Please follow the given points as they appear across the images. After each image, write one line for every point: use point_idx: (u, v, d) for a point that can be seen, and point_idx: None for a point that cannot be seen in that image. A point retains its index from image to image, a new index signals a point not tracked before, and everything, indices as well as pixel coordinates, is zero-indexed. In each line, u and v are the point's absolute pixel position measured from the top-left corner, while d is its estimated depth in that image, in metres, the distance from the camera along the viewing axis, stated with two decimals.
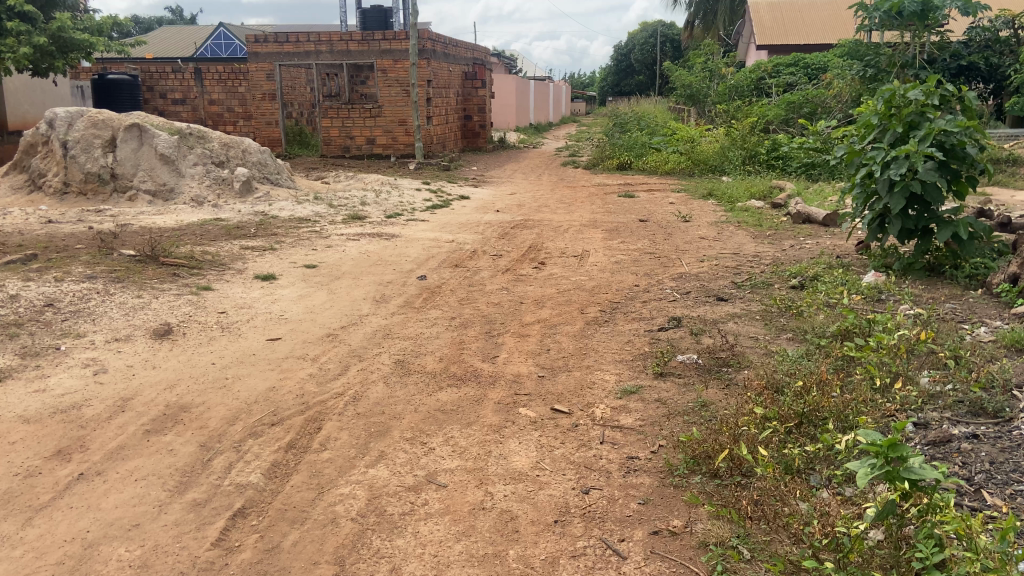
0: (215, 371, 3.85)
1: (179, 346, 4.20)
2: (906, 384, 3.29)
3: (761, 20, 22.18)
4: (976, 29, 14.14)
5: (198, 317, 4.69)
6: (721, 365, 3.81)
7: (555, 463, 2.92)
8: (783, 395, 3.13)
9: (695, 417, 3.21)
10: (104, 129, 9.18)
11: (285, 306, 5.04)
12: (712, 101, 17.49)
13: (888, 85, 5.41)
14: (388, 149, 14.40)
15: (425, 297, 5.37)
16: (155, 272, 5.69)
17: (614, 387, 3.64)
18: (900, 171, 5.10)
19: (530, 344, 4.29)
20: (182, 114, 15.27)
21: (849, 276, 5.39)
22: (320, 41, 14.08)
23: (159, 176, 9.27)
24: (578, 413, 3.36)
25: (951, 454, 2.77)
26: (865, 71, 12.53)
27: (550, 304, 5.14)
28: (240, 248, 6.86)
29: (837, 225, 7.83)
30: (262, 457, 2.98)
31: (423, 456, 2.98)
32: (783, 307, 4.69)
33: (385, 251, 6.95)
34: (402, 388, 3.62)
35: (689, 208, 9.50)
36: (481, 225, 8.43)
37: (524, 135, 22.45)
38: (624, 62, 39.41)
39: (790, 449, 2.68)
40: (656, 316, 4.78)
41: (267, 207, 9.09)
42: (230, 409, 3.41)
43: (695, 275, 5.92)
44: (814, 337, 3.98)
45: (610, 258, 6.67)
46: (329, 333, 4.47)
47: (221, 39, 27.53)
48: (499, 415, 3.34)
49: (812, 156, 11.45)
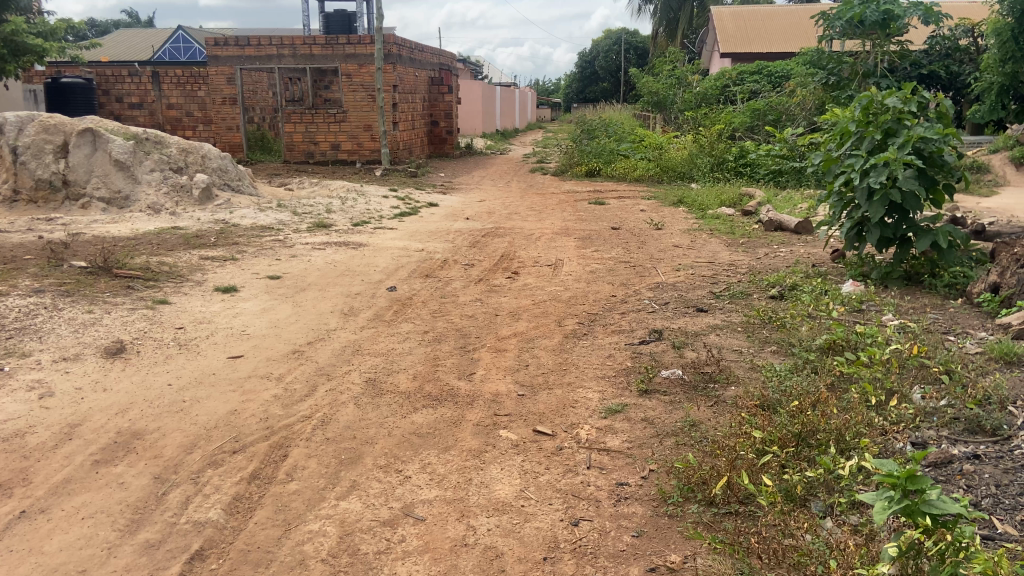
0: (172, 394, 3.59)
1: (133, 366, 3.93)
2: (900, 401, 3.16)
3: (725, 28, 22.34)
4: (936, 37, 14.34)
5: (154, 333, 4.41)
6: (707, 381, 3.66)
7: (540, 491, 2.74)
8: (776, 415, 2.98)
9: (686, 438, 3.05)
10: (56, 134, 8.90)
11: (248, 320, 4.79)
12: (679, 108, 17.52)
13: (865, 92, 5.34)
14: (354, 155, 14.12)
15: (395, 309, 5.15)
16: (108, 284, 5.39)
17: (598, 405, 3.47)
18: (880, 180, 5.01)
19: (507, 360, 4.10)
20: (140, 119, 14.83)
21: (828, 285, 5.30)
22: (283, 45, 13.72)
23: (113, 182, 8.89)
24: (562, 435, 3.18)
25: (954, 476, 2.65)
26: (828, 80, 12.45)
27: (526, 316, 4.96)
28: (200, 259, 6.57)
29: (810, 233, 7.82)
30: (223, 491, 2.74)
31: (399, 486, 2.77)
32: (766, 318, 4.56)
33: (352, 261, 6.71)
34: (375, 410, 3.41)
35: (660, 215, 9.42)
36: (451, 232, 8.24)
37: (490, 141, 22.32)
38: (589, 69, 39.62)
39: (792, 476, 2.53)
40: (636, 328, 4.62)
41: (227, 215, 8.77)
42: (188, 435, 3.17)
43: (672, 285, 5.80)
44: (801, 351, 3.85)
45: (584, 267, 6.52)
46: (295, 349, 4.24)
47: (180, 42, 26.93)
48: (478, 438, 3.15)
49: (779, 164, 11.48)
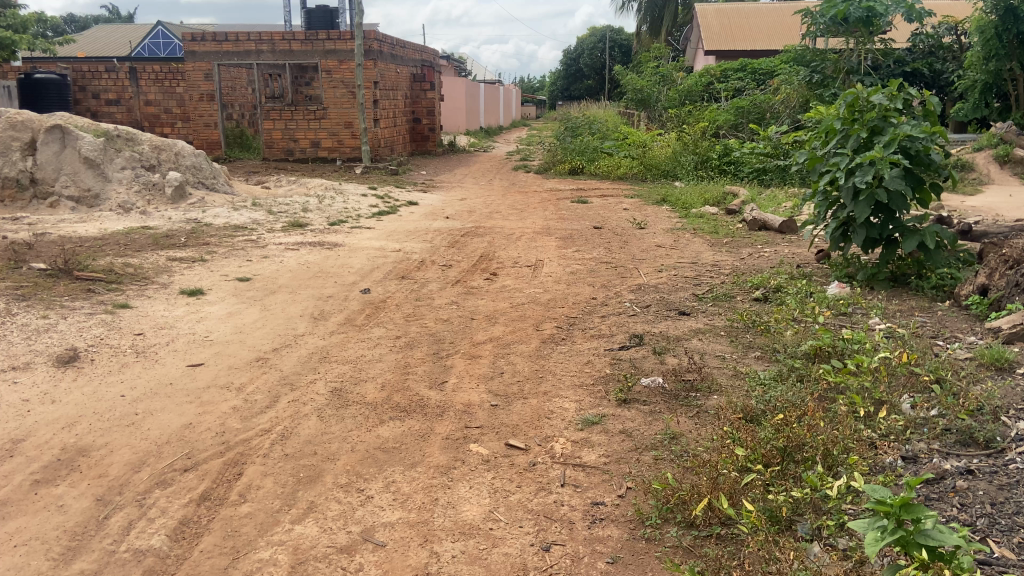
0: (124, 406, 3.39)
1: (85, 376, 3.71)
2: (890, 413, 3.01)
3: (709, 26, 22.24)
4: (920, 35, 14.27)
5: (111, 340, 4.20)
6: (690, 390, 3.51)
7: (510, 512, 2.57)
8: (761, 429, 2.83)
9: (666, 452, 2.90)
10: (24, 131, 8.67)
11: (212, 326, 4.58)
12: (662, 106, 17.40)
13: (851, 89, 5.21)
14: (334, 152, 13.88)
15: (367, 313, 4.97)
16: (68, 288, 5.16)
17: (574, 416, 3.30)
18: (866, 179, 4.88)
19: (481, 367, 3.93)
20: (116, 116, 14.50)
21: (813, 287, 5.17)
22: (261, 40, 13.50)
23: (82, 181, 8.62)
24: (536, 449, 3.01)
25: (947, 494, 2.51)
26: (812, 77, 12.54)
27: (503, 320, 4.78)
28: (167, 260, 6.35)
29: (794, 232, 7.69)
30: (169, 515, 2.55)
31: (359, 507, 2.60)
32: (750, 323, 4.41)
33: (326, 262, 6.51)
34: (339, 423, 3.22)
35: (643, 214, 9.27)
36: (430, 232, 8.06)
37: (473, 138, 22.13)
38: (573, 67, 39.46)
39: (776, 495, 2.38)
40: (616, 333, 4.45)
41: (200, 214, 8.53)
42: (137, 452, 2.98)
43: (654, 286, 5.63)
44: (786, 357, 3.70)
45: (564, 268, 6.36)
46: (259, 357, 4.05)
47: (160, 38, 26.58)
48: (447, 453, 2.97)
49: (763, 161, 11.38)
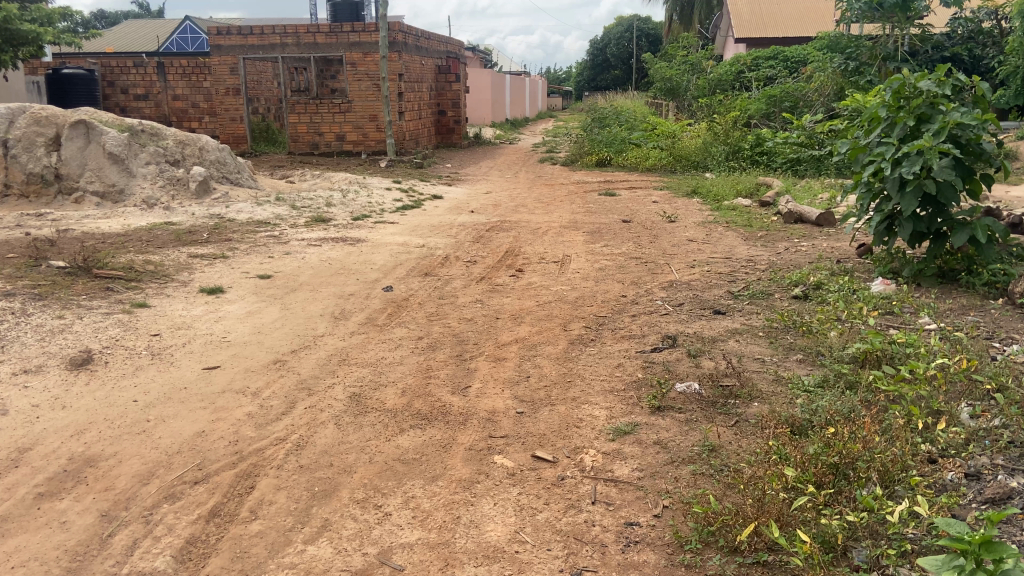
0: (136, 412, 3.27)
1: (98, 379, 3.60)
2: (949, 423, 2.78)
3: (740, 13, 21.73)
4: (959, 20, 13.73)
5: (127, 341, 4.08)
6: (729, 397, 3.30)
7: (537, 533, 2.39)
8: (809, 443, 2.62)
9: (704, 467, 2.70)
10: (48, 127, 8.63)
11: (230, 325, 4.46)
12: (692, 95, 17.07)
13: (897, 74, 4.93)
14: (359, 145, 13.78)
15: (389, 312, 4.81)
16: (86, 286, 5.07)
17: (604, 425, 3.11)
18: (913, 170, 4.60)
19: (507, 371, 3.74)
20: (145, 111, 14.50)
21: (856, 284, 4.91)
22: (286, 33, 13.41)
23: (107, 176, 8.58)
24: (565, 462, 2.82)
25: (1017, 517, 2.27)
26: (847, 64, 12.17)
27: (529, 320, 4.60)
28: (189, 256, 6.25)
29: (831, 225, 7.39)
30: (175, 533, 2.42)
31: (376, 526, 2.43)
32: (790, 323, 4.18)
33: (348, 259, 6.37)
34: (357, 432, 3.06)
35: (673, 207, 9.03)
36: (455, 226, 7.90)
37: (500, 130, 21.95)
38: (600, 57, 39.02)
39: (830, 520, 2.17)
40: (648, 334, 4.24)
41: (224, 209, 8.45)
42: (146, 463, 2.85)
43: (687, 283, 5.41)
44: (832, 362, 3.47)
45: (592, 264, 6.15)
46: (277, 359, 3.91)
47: (187, 33, 26.77)
48: (470, 466, 2.80)
49: (797, 152, 11.07)
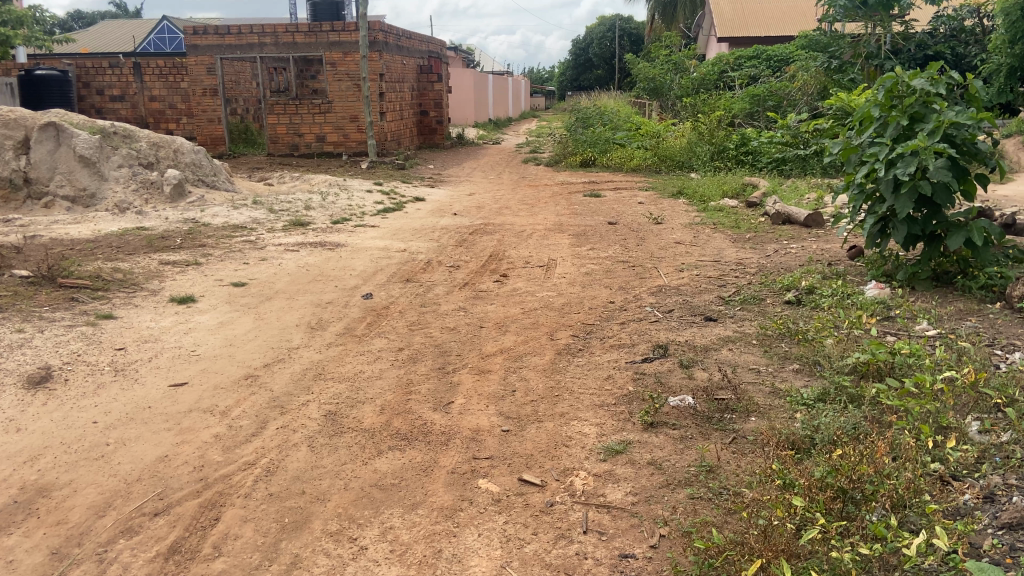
0: (95, 435, 3.06)
1: (56, 399, 3.37)
2: (959, 441, 2.62)
3: (722, 13, 21.69)
4: (941, 18, 13.57)
5: (89, 356, 3.86)
6: (726, 412, 3.14)
7: (524, 567, 2.22)
8: (814, 466, 2.46)
9: (702, 490, 2.53)
10: (17, 129, 8.35)
11: (200, 338, 4.24)
12: (676, 95, 16.95)
13: (889, 72, 4.79)
14: (340, 147, 13.54)
15: (368, 322, 4.62)
16: (50, 297, 4.84)
17: (595, 444, 2.94)
18: (908, 171, 4.46)
19: (491, 385, 3.55)
20: (122, 112, 14.19)
21: (851, 287, 4.77)
22: (264, 33, 13.14)
23: (78, 180, 8.31)
24: (554, 485, 2.65)
25: None
26: (830, 63, 12.11)
27: (514, 329, 4.42)
28: (159, 263, 6.02)
29: (820, 226, 7.24)
30: (131, 573, 2.23)
31: (350, 562, 2.25)
32: (784, 331, 4.03)
33: (327, 265, 6.15)
34: (332, 455, 2.87)
35: (659, 208, 8.88)
36: (437, 230, 7.72)
37: (483, 130, 21.79)
38: (582, 57, 38.94)
39: (841, 554, 2.02)
40: (638, 343, 4.08)
41: (198, 213, 8.21)
42: (103, 492, 2.64)
43: (676, 288, 5.25)
44: (831, 373, 3.32)
45: (579, 268, 5.98)
46: (248, 374, 3.70)
47: (165, 33, 26.42)
48: (452, 492, 2.62)
49: (782, 151, 10.96)
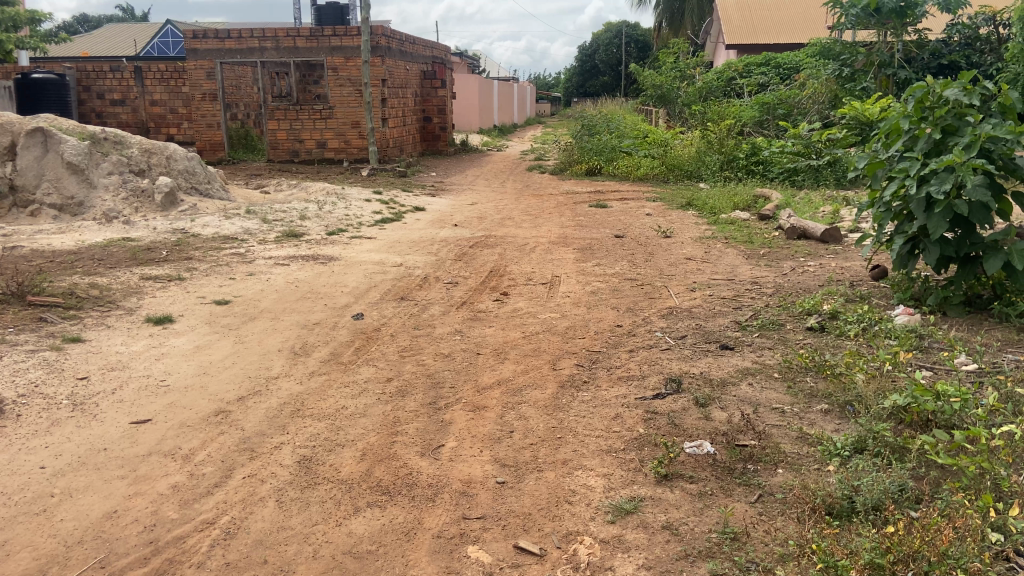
0: (39, 483, 2.72)
1: (4, 438, 3.04)
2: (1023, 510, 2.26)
3: (730, 20, 21.39)
4: (956, 26, 13.01)
5: (47, 388, 3.52)
6: (750, 463, 2.78)
7: None
8: (861, 543, 2.10)
9: (727, 565, 2.19)
10: (3, 135, 8.03)
11: (172, 365, 3.90)
12: (683, 101, 16.62)
13: (920, 82, 4.44)
14: (340, 153, 13.22)
15: (356, 347, 4.28)
16: (17, 317, 4.51)
17: (602, 501, 2.58)
18: (943, 188, 4.09)
19: (486, 425, 3.20)
20: (121, 117, 13.90)
21: (878, 313, 4.40)
22: (265, 37, 12.83)
23: (65, 188, 7.99)
24: (554, 556, 2.30)
25: None
26: (841, 71, 11.78)
27: (513, 357, 4.07)
28: (140, 278, 5.69)
29: (837, 241, 6.91)
30: None
31: None
32: (810, 363, 3.67)
33: (318, 280, 5.82)
34: (302, 513, 2.52)
35: (668, 220, 8.55)
36: (436, 242, 7.38)
37: (488, 137, 21.51)
38: (589, 63, 38.65)
39: None
40: (648, 375, 3.73)
41: (188, 222, 7.88)
42: (37, 558, 2.30)
43: (689, 311, 4.90)
44: (867, 419, 2.96)
45: (584, 286, 5.64)
46: (220, 410, 3.35)
47: (169, 37, 26.29)
48: (435, 563, 2.27)
49: (794, 161, 10.59)
